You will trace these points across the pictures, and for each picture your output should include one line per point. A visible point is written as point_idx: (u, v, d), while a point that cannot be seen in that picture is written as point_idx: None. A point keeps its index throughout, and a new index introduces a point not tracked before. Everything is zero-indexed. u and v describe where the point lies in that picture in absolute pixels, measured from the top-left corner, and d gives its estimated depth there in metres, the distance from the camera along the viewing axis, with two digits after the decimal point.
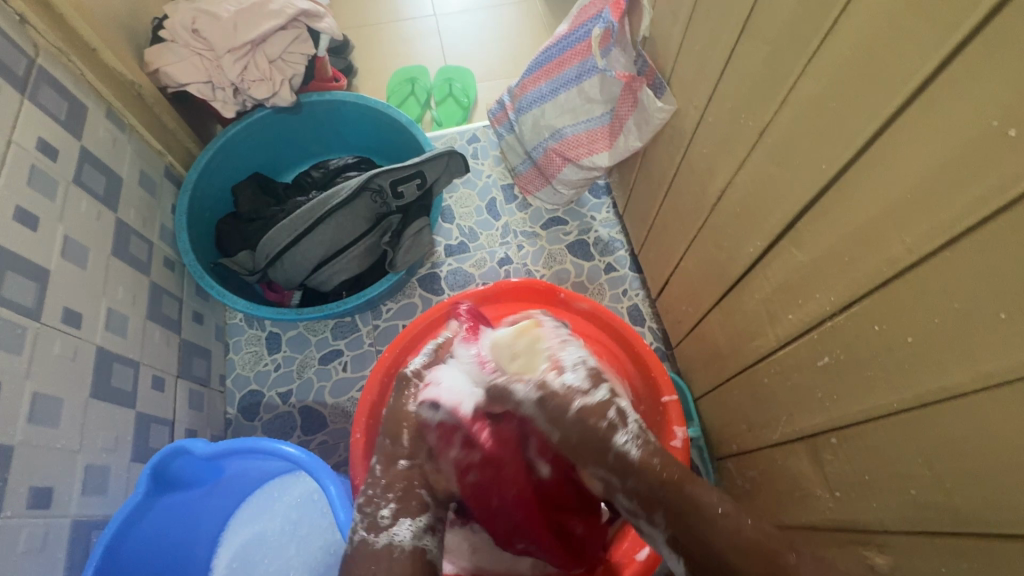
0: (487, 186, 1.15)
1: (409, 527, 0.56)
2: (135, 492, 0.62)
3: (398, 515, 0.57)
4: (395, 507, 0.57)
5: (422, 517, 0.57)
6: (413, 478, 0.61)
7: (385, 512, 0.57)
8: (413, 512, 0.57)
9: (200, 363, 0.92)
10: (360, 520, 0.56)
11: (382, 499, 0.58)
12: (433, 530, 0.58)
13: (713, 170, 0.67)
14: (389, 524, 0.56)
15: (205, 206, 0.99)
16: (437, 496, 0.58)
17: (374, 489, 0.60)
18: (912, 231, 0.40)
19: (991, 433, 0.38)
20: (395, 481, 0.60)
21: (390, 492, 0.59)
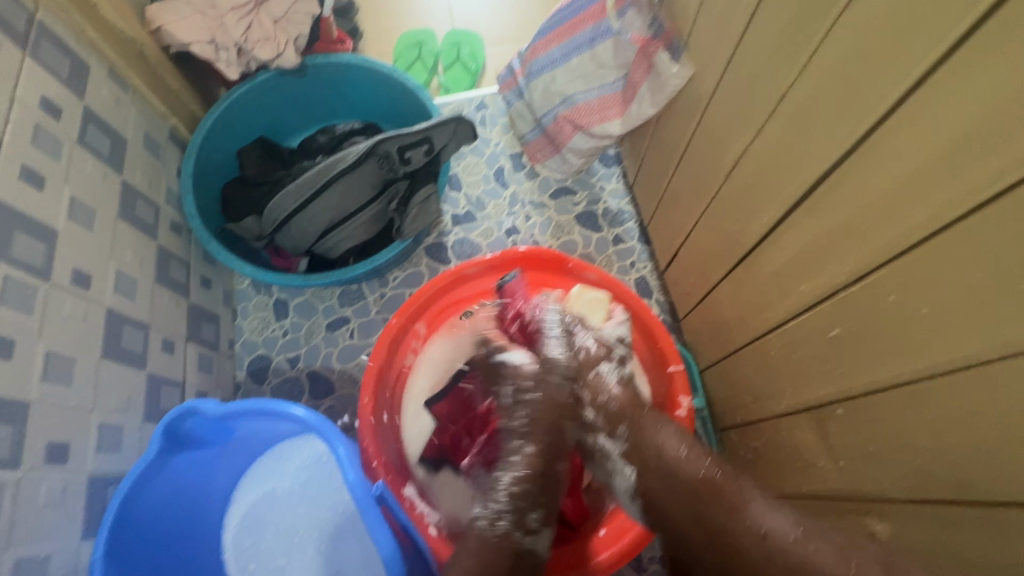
0: (495, 155, 1.13)
1: (513, 521, 0.55)
2: (149, 450, 0.63)
3: (544, 523, 0.56)
4: (542, 513, 0.56)
5: (535, 516, 0.56)
6: (557, 480, 0.59)
7: (534, 515, 0.56)
8: (519, 503, 0.56)
9: (209, 328, 0.93)
10: (509, 515, 0.55)
11: (533, 502, 0.56)
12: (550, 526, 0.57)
13: (728, 138, 0.65)
14: (536, 528, 0.56)
15: (209, 170, 0.98)
16: (547, 487, 0.58)
17: (518, 485, 0.57)
18: (936, 198, 0.39)
19: (1004, 405, 0.38)
20: (548, 485, 0.58)
21: (541, 496, 0.57)
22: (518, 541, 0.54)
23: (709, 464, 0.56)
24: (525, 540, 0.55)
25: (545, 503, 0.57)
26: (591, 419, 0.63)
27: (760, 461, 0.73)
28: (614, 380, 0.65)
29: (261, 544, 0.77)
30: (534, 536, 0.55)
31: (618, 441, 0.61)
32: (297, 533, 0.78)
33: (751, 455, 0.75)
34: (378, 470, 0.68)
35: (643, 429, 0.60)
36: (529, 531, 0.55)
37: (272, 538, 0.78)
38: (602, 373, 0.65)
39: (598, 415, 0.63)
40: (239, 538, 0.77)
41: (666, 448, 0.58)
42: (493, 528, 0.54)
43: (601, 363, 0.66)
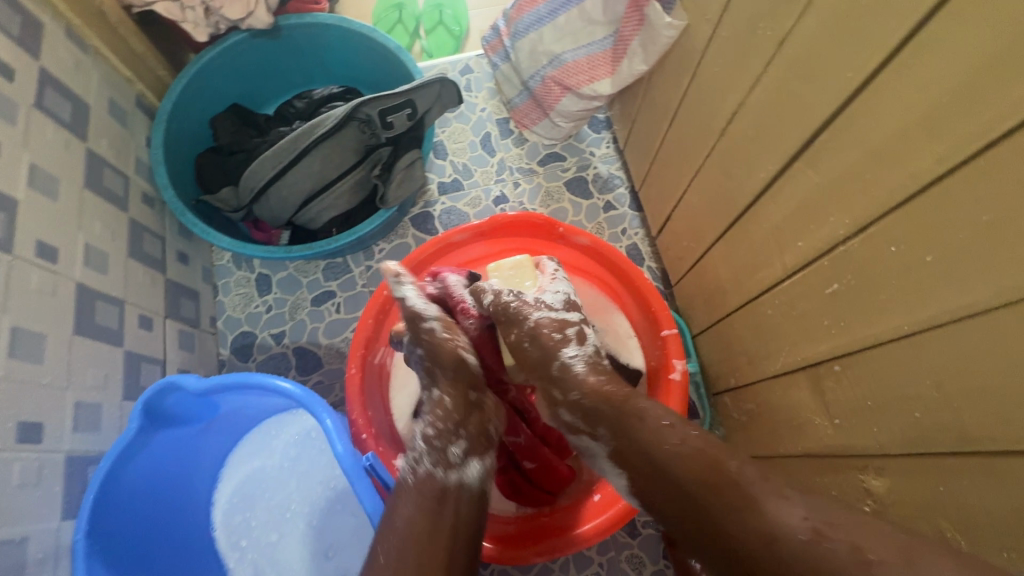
0: (481, 121, 1.10)
1: (434, 460, 0.55)
2: (129, 427, 0.61)
3: (468, 455, 0.56)
4: (466, 444, 0.57)
5: (457, 449, 0.56)
6: (478, 414, 0.60)
7: (456, 448, 0.56)
8: (436, 444, 0.56)
9: (189, 304, 0.90)
10: (427, 455, 0.56)
11: (451, 437, 0.57)
12: (480, 458, 0.57)
13: (725, 91, 0.62)
14: (460, 462, 0.56)
15: (182, 139, 0.93)
16: (469, 420, 0.59)
17: (433, 425, 0.58)
18: (945, 137, 0.37)
19: (1010, 350, 0.37)
20: (466, 419, 0.59)
21: (460, 429, 0.58)
22: (440, 477, 0.54)
23: (691, 432, 0.49)
24: (448, 475, 0.55)
25: (471, 433, 0.58)
26: (567, 420, 0.58)
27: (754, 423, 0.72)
28: (582, 368, 0.59)
29: (251, 521, 0.76)
30: (460, 470, 0.55)
31: (601, 442, 0.54)
32: (288, 508, 0.77)
33: (745, 417, 0.74)
34: (368, 441, 0.67)
35: (625, 426, 0.52)
36: (453, 467, 0.55)
37: (263, 514, 0.77)
38: (569, 361, 0.60)
39: (575, 414, 0.57)
40: (230, 515, 0.76)
41: (642, 428, 0.51)
42: (418, 471, 0.55)
43: (564, 345, 0.61)
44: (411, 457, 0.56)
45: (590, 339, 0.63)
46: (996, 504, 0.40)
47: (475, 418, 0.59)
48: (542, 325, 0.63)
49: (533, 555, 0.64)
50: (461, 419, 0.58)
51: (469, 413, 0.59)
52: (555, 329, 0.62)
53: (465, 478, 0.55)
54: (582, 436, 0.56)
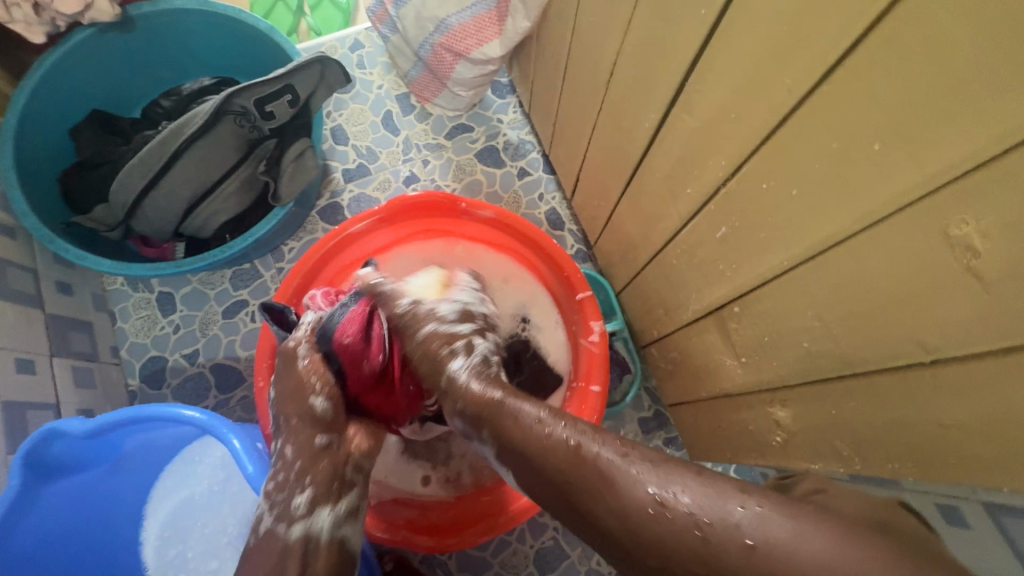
0: (380, 98, 1.04)
1: (276, 515, 0.51)
2: (10, 485, 0.56)
3: (313, 507, 0.51)
4: (312, 493, 0.52)
5: (301, 501, 0.51)
6: (327, 457, 0.54)
7: (299, 500, 0.51)
8: (279, 498, 0.52)
9: (80, 337, 0.82)
10: (269, 507, 0.52)
11: (296, 485, 0.52)
12: (332, 504, 0.52)
13: (603, 41, 0.60)
14: (303, 513, 0.51)
15: (37, 157, 0.83)
16: (315, 468, 0.53)
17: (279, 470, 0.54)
18: (792, 67, 0.37)
19: (870, 274, 0.37)
20: (313, 467, 0.53)
21: (305, 478, 0.53)
22: (283, 533, 0.50)
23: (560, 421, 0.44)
24: (291, 529, 0.50)
25: (318, 480, 0.53)
26: (459, 427, 0.52)
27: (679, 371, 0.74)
28: (468, 375, 0.53)
29: (188, 552, 0.71)
30: (306, 522, 0.51)
31: (486, 445, 0.49)
32: (226, 533, 0.72)
33: (670, 366, 0.76)
34: None
35: (501, 415, 0.48)
36: (296, 519, 0.51)
37: (199, 544, 0.72)
38: (455, 372, 0.54)
39: (465, 423, 0.52)
40: (163, 551, 0.71)
41: (512, 429, 0.46)
42: (262, 526, 0.52)
43: (451, 358, 0.55)
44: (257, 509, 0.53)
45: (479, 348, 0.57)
46: (876, 419, 0.42)
47: (330, 470, 0.54)
48: (434, 342, 0.58)
49: (480, 537, 0.64)
50: (308, 466, 0.53)
51: (319, 459, 0.54)
52: (445, 343, 0.57)
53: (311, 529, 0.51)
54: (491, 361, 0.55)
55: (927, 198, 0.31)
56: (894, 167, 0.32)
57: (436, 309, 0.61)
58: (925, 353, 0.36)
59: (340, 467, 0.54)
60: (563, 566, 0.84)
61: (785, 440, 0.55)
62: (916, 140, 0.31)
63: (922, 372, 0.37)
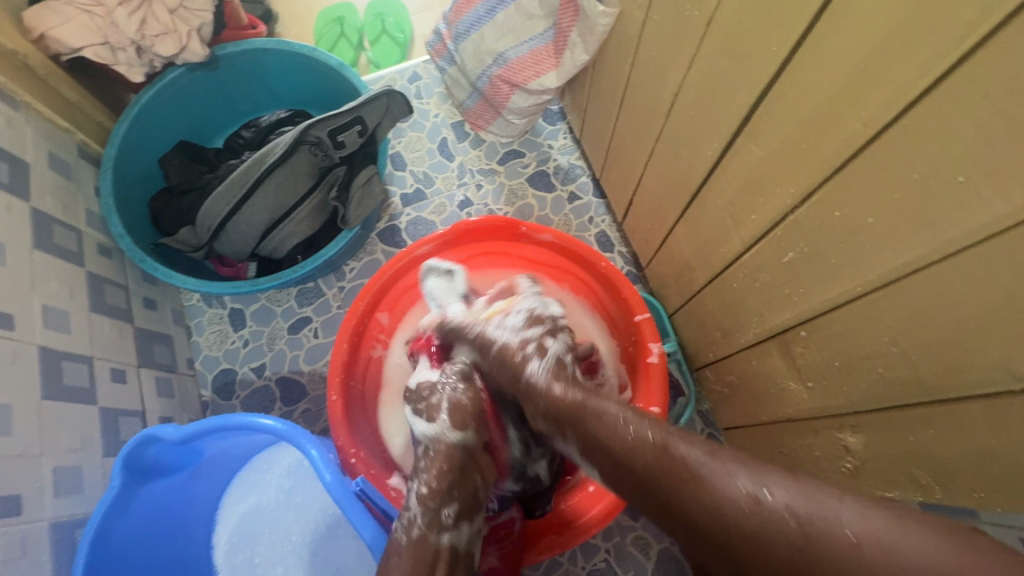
0: (436, 126, 1.09)
1: (427, 521, 0.53)
2: (111, 486, 0.60)
3: (459, 518, 0.55)
4: (458, 506, 0.55)
5: (450, 511, 0.54)
6: (472, 476, 0.57)
7: (449, 511, 0.54)
8: (429, 504, 0.54)
9: (162, 349, 0.89)
10: (420, 517, 0.53)
11: (446, 498, 0.55)
12: (470, 519, 0.56)
13: (665, 73, 0.63)
14: (452, 524, 0.54)
15: (132, 184, 0.90)
16: (457, 484, 0.56)
17: (428, 484, 0.55)
18: (869, 101, 0.38)
19: (952, 303, 0.38)
20: (461, 480, 0.56)
21: (454, 491, 0.55)
22: (433, 540, 0.53)
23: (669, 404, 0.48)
24: (441, 537, 0.53)
25: (464, 496, 0.56)
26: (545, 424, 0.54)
27: (736, 394, 0.74)
28: (546, 376, 0.55)
29: (255, 558, 0.74)
30: (453, 532, 0.54)
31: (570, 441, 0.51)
32: (290, 539, 0.75)
33: (727, 389, 0.76)
34: (358, 466, 0.67)
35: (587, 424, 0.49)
36: (445, 528, 0.54)
37: (265, 549, 0.75)
38: (533, 373, 0.56)
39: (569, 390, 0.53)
40: (232, 556, 0.74)
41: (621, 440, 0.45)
42: (411, 531, 0.53)
43: (528, 362, 0.58)
44: (404, 517, 0.54)
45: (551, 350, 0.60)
46: (959, 448, 0.42)
47: (462, 473, 0.56)
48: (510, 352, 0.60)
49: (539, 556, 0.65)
50: (454, 474, 0.56)
51: (462, 469, 0.57)
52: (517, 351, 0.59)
53: (455, 539, 0.54)
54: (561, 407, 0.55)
55: (1012, 230, 0.32)
56: (979, 199, 0.33)
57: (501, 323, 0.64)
58: (1014, 382, 0.36)
59: (472, 478, 0.57)
60: None
61: (855, 467, 0.54)
62: (1004, 172, 0.31)
63: (1011, 401, 0.36)
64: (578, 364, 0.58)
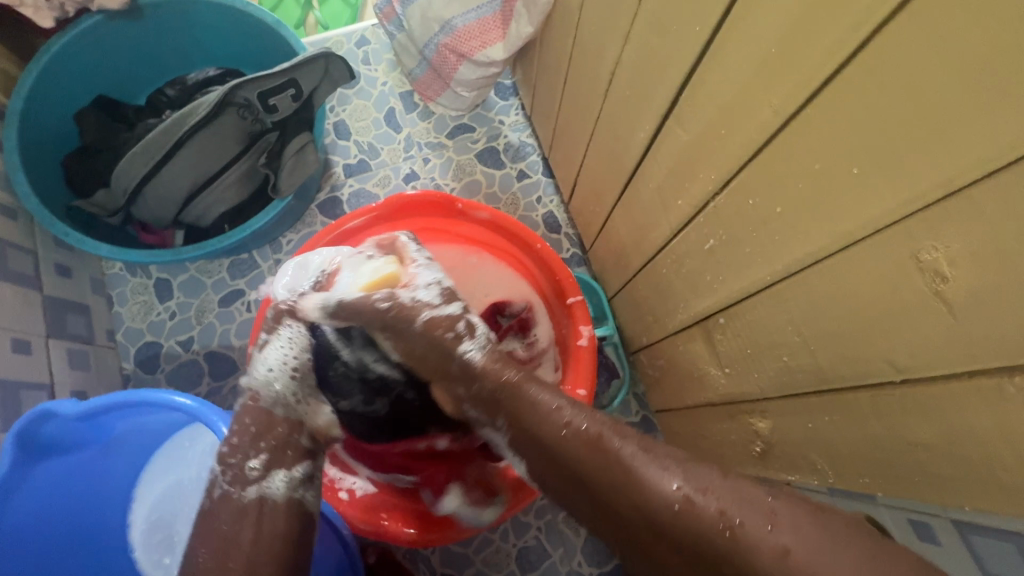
0: (384, 95, 1.04)
1: (230, 479, 0.52)
2: (0, 460, 0.57)
3: (267, 469, 0.54)
4: (266, 458, 0.54)
5: (256, 464, 0.53)
6: (285, 425, 0.57)
7: (254, 463, 0.53)
8: (231, 460, 0.53)
9: (77, 319, 0.84)
10: (221, 474, 0.53)
11: (251, 451, 0.54)
12: (286, 468, 0.54)
13: (603, 51, 0.61)
14: (259, 476, 0.53)
15: (42, 139, 0.83)
16: (268, 432, 0.55)
17: (230, 441, 0.55)
18: (778, 88, 0.38)
19: (846, 295, 0.38)
20: (266, 430, 0.55)
21: (260, 442, 0.55)
22: (238, 496, 0.52)
23: (567, 409, 0.47)
24: (247, 492, 0.52)
25: (273, 445, 0.55)
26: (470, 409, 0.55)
27: (666, 377, 0.75)
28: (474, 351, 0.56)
29: (174, 538, 0.72)
30: (260, 485, 0.53)
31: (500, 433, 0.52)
32: None
33: (658, 373, 0.77)
34: None
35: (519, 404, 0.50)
36: (250, 483, 0.52)
37: (184, 530, 0.72)
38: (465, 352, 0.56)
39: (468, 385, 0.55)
40: (150, 535, 0.72)
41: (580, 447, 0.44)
42: (215, 493, 0.52)
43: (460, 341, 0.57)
44: (208, 477, 0.53)
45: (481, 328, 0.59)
46: (850, 435, 0.43)
47: (284, 430, 0.56)
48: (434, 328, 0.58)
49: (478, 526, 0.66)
50: (264, 433, 0.55)
51: (276, 425, 0.56)
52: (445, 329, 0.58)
53: (267, 491, 0.53)
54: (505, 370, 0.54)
55: (898, 224, 0.32)
56: (871, 191, 0.33)
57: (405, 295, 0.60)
58: (896, 373, 0.37)
59: (295, 436, 0.57)
60: (545, 566, 0.85)
61: (763, 450, 0.56)
62: (892, 165, 0.32)
63: (893, 391, 0.37)
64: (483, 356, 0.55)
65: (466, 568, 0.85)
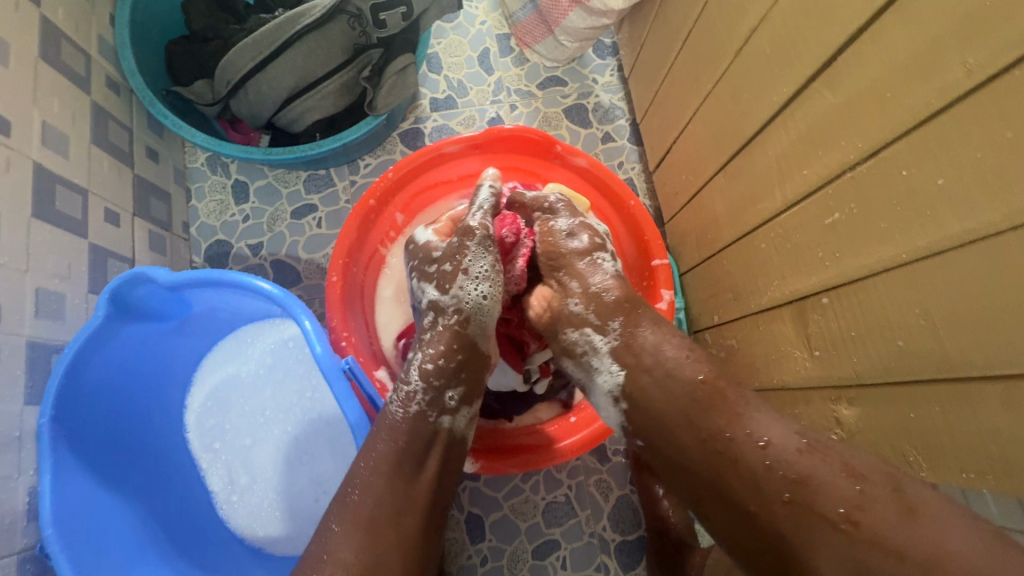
0: (480, 35, 1.02)
1: (428, 401, 0.56)
2: (95, 315, 0.58)
3: (461, 403, 0.57)
4: (462, 390, 0.57)
5: (453, 395, 0.57)
6: (478, 359, 0.60)
7: (452, 394, 0.57)
8: (433, 382, 0.57)
9: (160, 205, 0.85)
10: (422, 394, 0.56)
11: (451, 380, 0.57)
12: (470, 405, 0.58)
13: (745, 6, 0.58)
14: (453, 407, 0.57)
15: (149, 22, 0.84)
16: (468, 366, 0.59)
17: (434, 361, 0.58)
18: (980, 46, 0.35)
19: (1002, 279, 0.37)
20: (468, 361, 0.59)
21: (461, 374, 0.58)
22: (433, 421, 0.55)
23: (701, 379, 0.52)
24: (441, 420, 0.56)
25: (467, 380, 0.58)
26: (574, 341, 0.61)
27: (733, 358, 0.73)
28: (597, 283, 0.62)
29: (226, 425, 0.74)
30: (452, 416, 0.57)
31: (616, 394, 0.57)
32: (263, 414, 0.75)
33: (724, 353, 0.75)
34: (347, 349, 0.66)
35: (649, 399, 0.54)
36: (447, 411, 0.56)
37: (237, 419, 0.74)
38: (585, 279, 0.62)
39: (583, 342, 0.60)
40: (204, 418, 0.74)
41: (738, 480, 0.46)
42: (408, 410, 0.55)
43: (580, 276, 0.63)
44: (405, 393, 0.56)
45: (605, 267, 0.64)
46: (963, 428, 0.42)
47: (478, 366, 0.60)
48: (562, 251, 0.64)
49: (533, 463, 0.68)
50: (462, 364, 0.58)
51: (472, 358, 0.59)
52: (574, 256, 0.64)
53: (454, 423, 0.57)
54: (584, 357, 0.60)
55: None
56: None
57: (561, 221, 0.67)
58: None
59: (483, 373, 0.60)
60: (569, 523, 0.86)
61: (840, 439, 0.55)
62: None
63: None
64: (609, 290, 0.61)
65: (493, 511, 0.86)
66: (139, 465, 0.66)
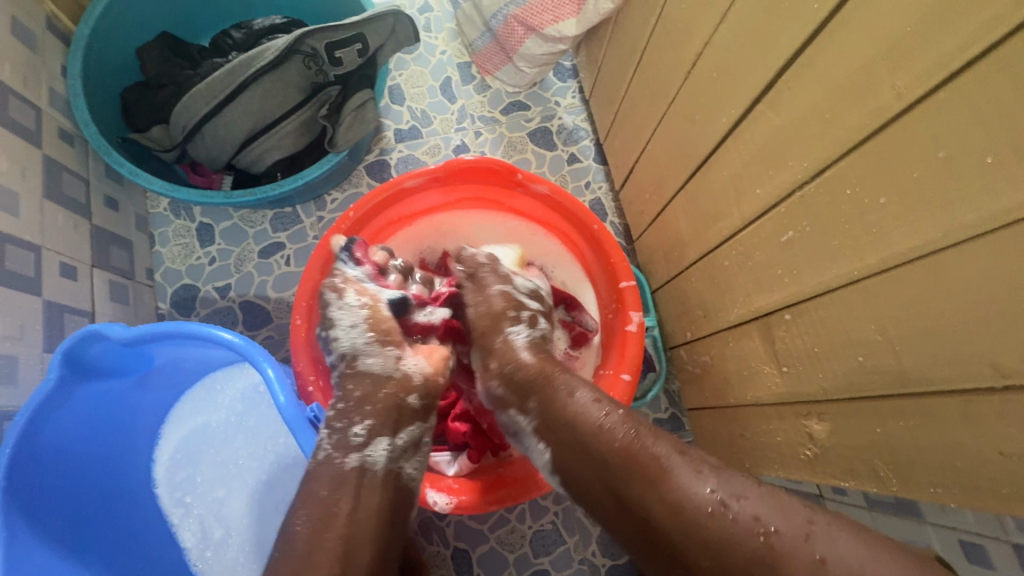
0: (441, 64, 1.03)
1: (334, 444, 0.54)
2: (47, 378, 0.56)
3: (370, 436, 0.55)
4: (369, 423, 0.55)
5: (359, 430, 0.55)
6: (387, 390, 0.57)
7: (357, 429, 0.55)
8: (336, 425, 0.55)
9: (121, 253, 0.83)
10: (327, 437, 0.55)
11: (354, 415, 0.56)
12: (388, 436, 0.55)
13: (690, 30, 0.59)
14: (361, 443, 0.54)
15: (103, 71, 0.83)
16: (374, 399, 0.57)
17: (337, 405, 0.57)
18: (908, 69, 0.36)
19: (949, 295, 0.37)
20: (372, 395, 0.57)
21: (364, 407, 0.56)
22: (341, 461, 0.53)
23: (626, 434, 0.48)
24: (348, 458, 0.53)
25: (375, 411, 0.56)
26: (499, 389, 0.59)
27: (708, 375, 0.73)
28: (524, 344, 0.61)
29: (197, 477, 0.72)
30: (363, 453, 0.54)
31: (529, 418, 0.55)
32: (234, 463, 0.73)
33: (699, 370, 0.75)
34: (314, 393, 0.65)
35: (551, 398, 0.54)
36: (353, 449, 0.54)
37: (209, 470, 0.73)
38: (511, 338, 0.61)
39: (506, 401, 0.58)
40: (174, 472, 0.72)
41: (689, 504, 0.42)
42: (319, 455, 0.54)
43: (513, 323, 0.62)
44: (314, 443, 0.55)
45: (542, 325, 0.64)
46: (929, 442, 0.41)
47: (385, 400, 0.57)
48: (502, 301, 0.64)
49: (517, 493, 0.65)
50: (369, 398, 0.57)
51: (380, 390, 0.57)
52: (511, 307, 0.64)
53: (370, 459, 0.54)
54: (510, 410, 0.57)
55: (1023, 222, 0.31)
56: (1005, 181, 0.32)
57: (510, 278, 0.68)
58: (1000, 378, 0.35)
59: (399, 396, 0.57)
60: (558, 551, 0.84)
61: (815, 455, 0.54)
62: None
63: (992, 398, 0.36)
64: (529, 354, 0.59)
65: (479, 545, 0.84)
66: (103, 530, 0.63)
